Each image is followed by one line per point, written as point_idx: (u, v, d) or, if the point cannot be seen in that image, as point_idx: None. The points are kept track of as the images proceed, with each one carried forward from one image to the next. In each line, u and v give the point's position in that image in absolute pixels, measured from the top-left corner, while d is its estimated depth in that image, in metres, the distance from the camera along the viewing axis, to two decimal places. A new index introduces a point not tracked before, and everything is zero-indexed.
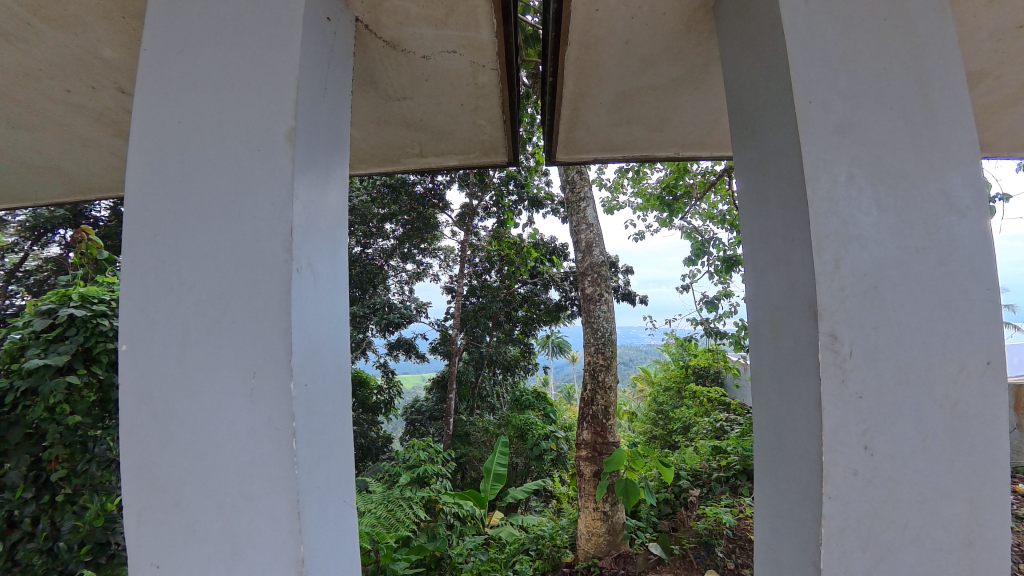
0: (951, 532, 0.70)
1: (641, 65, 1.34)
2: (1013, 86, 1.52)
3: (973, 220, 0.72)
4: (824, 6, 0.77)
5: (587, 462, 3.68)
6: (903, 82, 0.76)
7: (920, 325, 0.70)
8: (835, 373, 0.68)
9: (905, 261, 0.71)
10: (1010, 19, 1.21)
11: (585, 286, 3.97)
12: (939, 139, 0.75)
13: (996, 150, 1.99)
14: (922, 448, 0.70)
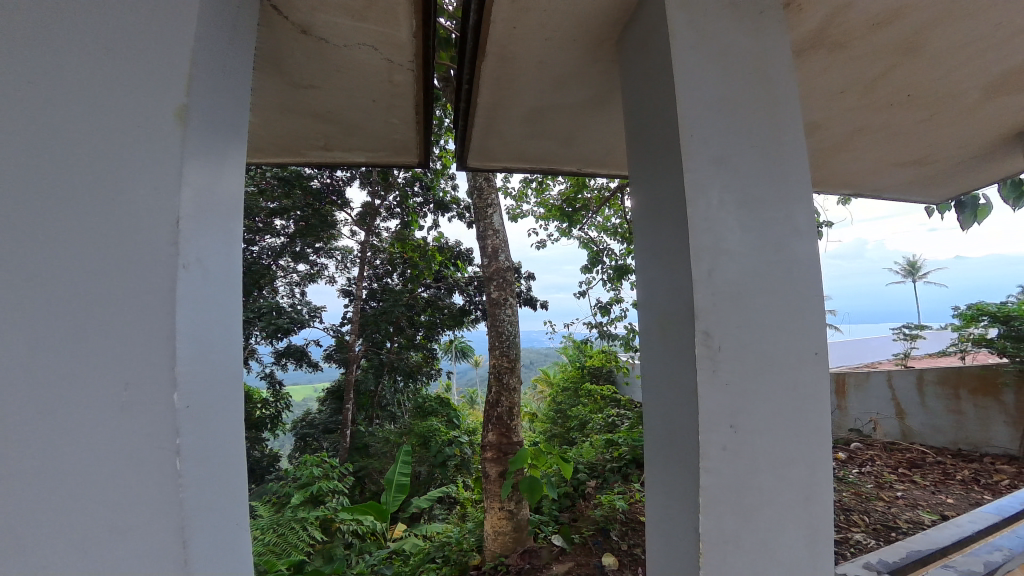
0: (794, 489, 0.87)
1: (553, 85, 1.42)
2: (836, 136, 1.92)
3: (811, 240, 0.91)
4: (703, 56, 0.92)
5: (492, 463, 3.75)
6: (763, 126, 0.93)
7: (774, 326, 0.86)
8: (708, 365, 0.80)
9: (764, 272, 0.86)
10: (835, 84, 1.53)
11: (490, 291, 4.03)
12: (790, 173, 0.92)
13: (822, 185, 2.49)
14: (773, 427, 0.85)
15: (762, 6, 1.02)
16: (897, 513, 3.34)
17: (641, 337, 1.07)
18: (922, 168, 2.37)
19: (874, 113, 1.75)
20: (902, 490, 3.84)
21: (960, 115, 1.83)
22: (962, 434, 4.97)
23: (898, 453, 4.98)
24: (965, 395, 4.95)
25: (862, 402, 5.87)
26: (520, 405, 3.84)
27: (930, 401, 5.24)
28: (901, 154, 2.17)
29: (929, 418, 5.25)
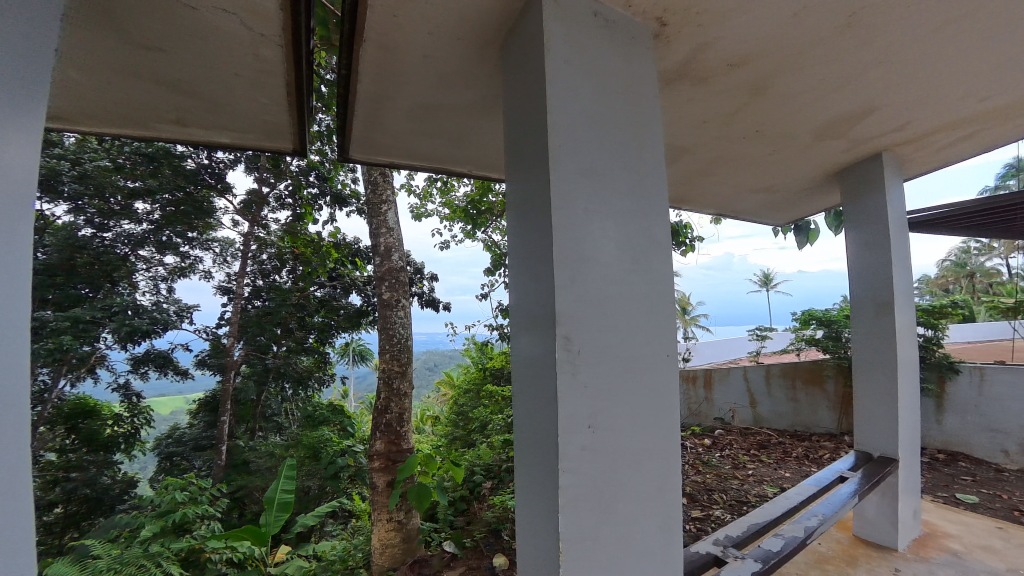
0: (647, 481, 0.93)
1: (440, 82, 1.39)
2: (698, 161, 2.17)
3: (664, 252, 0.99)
4: (576, 72, 0.95)
5: (380, 474, 3.58)
6: (626, 143, 0.99)
7: (630, 329, 0.91)
8: (566, 368, 0.83)
9: (622, 278, 0.92)
10: (696, 114, 1.71)
11: (382, 291, 3.86)
12: (649, 189, 1.00)
13: (688, 203, 2.80)
14: (628, 424, 0.90)
15: (632, 33, 1.09)
16: (749, 488, 3.87)
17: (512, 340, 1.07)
18: (769, 195, 2.78)
19: (728, 144, 2.00)
20: (753, 468, 4.46)
21: (794, 153, 2.18)
22: (797, 418, 5.96)
23: (751, 436, 5.78)
24: (800, 385, 5.94)
25: (725, 393, 6.73)
26: (411, 411, 3.76)
27: (775, 391, 6.21)
28: (752, 182, 2.52)
29: (774, 406, 6.21)
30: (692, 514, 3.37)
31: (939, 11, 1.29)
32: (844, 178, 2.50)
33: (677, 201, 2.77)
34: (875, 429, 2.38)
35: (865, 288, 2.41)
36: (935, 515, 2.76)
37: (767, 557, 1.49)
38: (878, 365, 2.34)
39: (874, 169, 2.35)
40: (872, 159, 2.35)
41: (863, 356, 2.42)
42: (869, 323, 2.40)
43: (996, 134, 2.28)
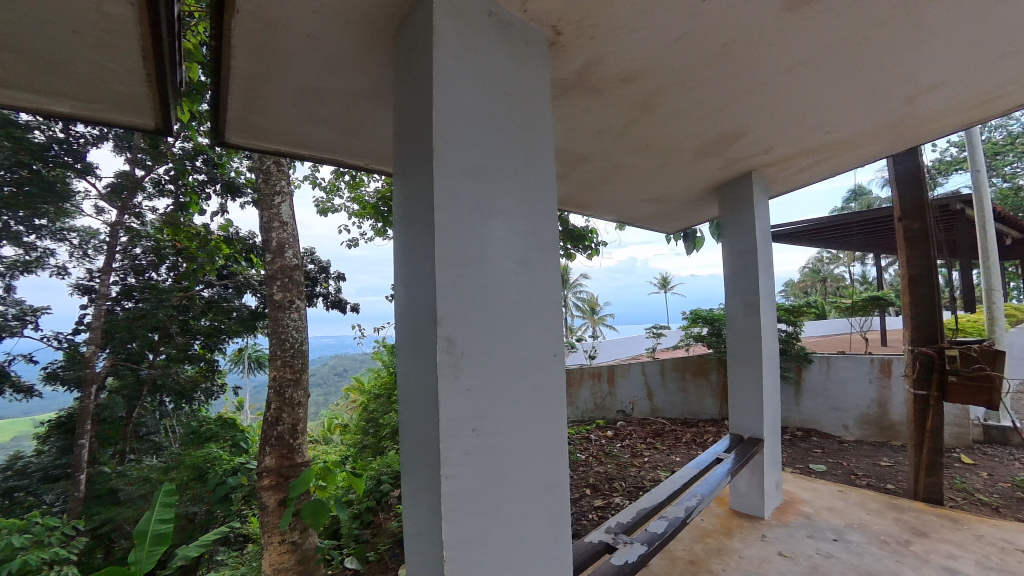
0: (534, 480, 0.93)
1: (328, 66, 1.28)
2: (597, 169, 2.28)
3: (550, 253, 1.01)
4: (466, 68, 0.93)
5: (271, 492, 3.25)
6: (516, 143, 0.99)
7: (515, 329, 0.91)
8: (448, 372, 0.80)
9: (507, 279, 0.91)
10: (592, 124, 1.79)
11: (273, 291, 3.54)
12: (539, 189, 1.01)
13: (591, 208, 2.95)
14: (516, 424, 0.90)
15: (528, 37, 1.09)
16: (645, 474, 4.18)
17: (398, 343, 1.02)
18: (660, 205, 3.03)
19: (622, 155, 2.13)
20: (649, 455, 4.83)
21: (680, 167, 2.39)
22: (686, 407, 6.63)
23: (648, 425, 6.26)
24: (689, 377, 6.63)
25: (626, 387, 7.18)
26: (306, 421, 3.49)
27: (669, 383, 6.81)
28: (646, 192, 2.72)
29: (668, 397, 6.80)
30: (594, 504, 3.54)
31: (792, 51, 1.48)
32: (722, 191, 2.80)
33: (580, 206, 2.91)
34: (745, 414, 2.69)
35: (737, 289, 2.72)
36: (793, 484, 3.20)
37: (651, 540, 1.60)
38: (747, 357, 2.65)
39: (745, 184, 2.66)
40: (744, 176, 2.66)
41: (736, 351, 2.72)
42: (740, 321, 2.71)
43: (837, 161, 2.70)
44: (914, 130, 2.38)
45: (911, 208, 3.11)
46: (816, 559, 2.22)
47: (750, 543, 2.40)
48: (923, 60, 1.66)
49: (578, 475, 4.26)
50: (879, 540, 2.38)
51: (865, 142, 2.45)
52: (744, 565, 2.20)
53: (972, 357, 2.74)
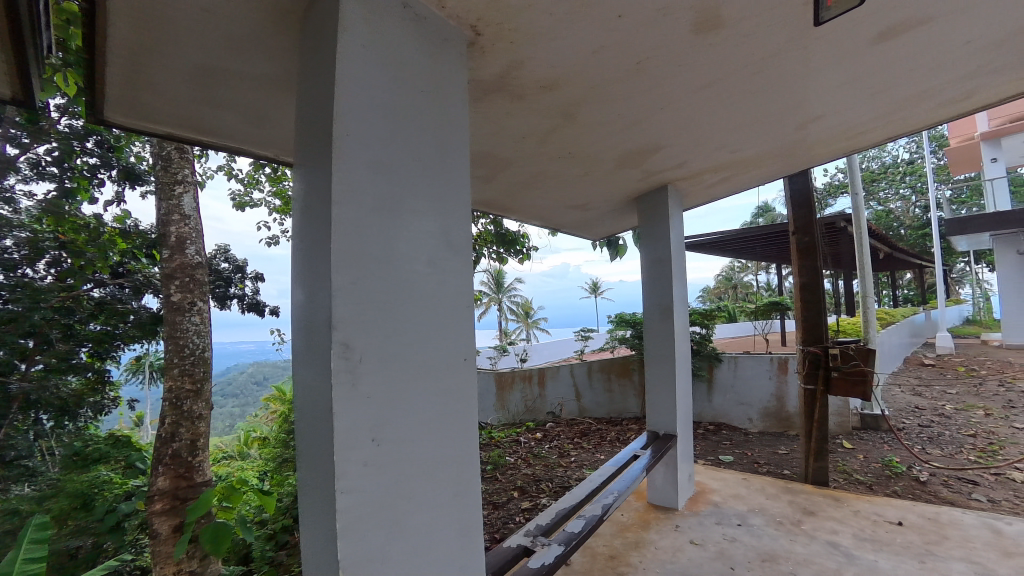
0: (443, 491, 0.90)
1: (224, 44, 1.16)
2: (523, 174, 2.31)
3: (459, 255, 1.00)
4: (374, 58, 0.89)
5: (163, 518, 2.97)
6: (427, 141, 0.96)
7: (421, 334, 0.88)
8: (345, 379, 0.76)
9: (413, 281, 0.88)
10: (517, 129, 1.81)
11: (170, 291, 3.20)
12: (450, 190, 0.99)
13: (520, 212, 2.98)
14: (422, 431, 0.87)
15: (446, 34, 1.07)
16: (571, 473, 4.29)
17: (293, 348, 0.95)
18: (585, 212, 3.14)
19: (547, 161, 2.17)
20: (576, 454, 4.97)
21: (603, 176, 2.49)
22: (611, 406, 6.91)
23: (576, 425, 6.44)
24: (614, 377, 6.92)
25: (555, 388, 7.34)
26: (207, 436, 3.22)
27: (595, 384, 7.07)
28: (571, 199, 2.80)
29: (595, 397, 7.06)
30: (521, 506, 3.57)
31: (699, 73, 1.60)
32: (642, 202, 2.96)
33: (508, 210, 2.92)
34: (661, 412, 2.85)
35: (654, 294, 2.88)
36: (704, 475, 3.44)
37: (567, 540, 1.63)
38: (663, 358, 2.81)
39: (662, 196, 2.83)
40: (661, 187, 2.83)
41: (654, 352, 2.87)
42: (657, 323, 2.88)
43: (741, 178, 2.97)
44: (803, 154, 2.68)
45: (802, 224, 3.50)
46: (722, 544, 2.39)
47: (665, 534, 2.53)
48: (809, 91, 1.86)
49: (506, 479, 4.28)
50: (775, 522, 2.62)
51: (764, 163, 2.71)
52: (659, 556, 2.31)
53: (851, 355, 3.16)
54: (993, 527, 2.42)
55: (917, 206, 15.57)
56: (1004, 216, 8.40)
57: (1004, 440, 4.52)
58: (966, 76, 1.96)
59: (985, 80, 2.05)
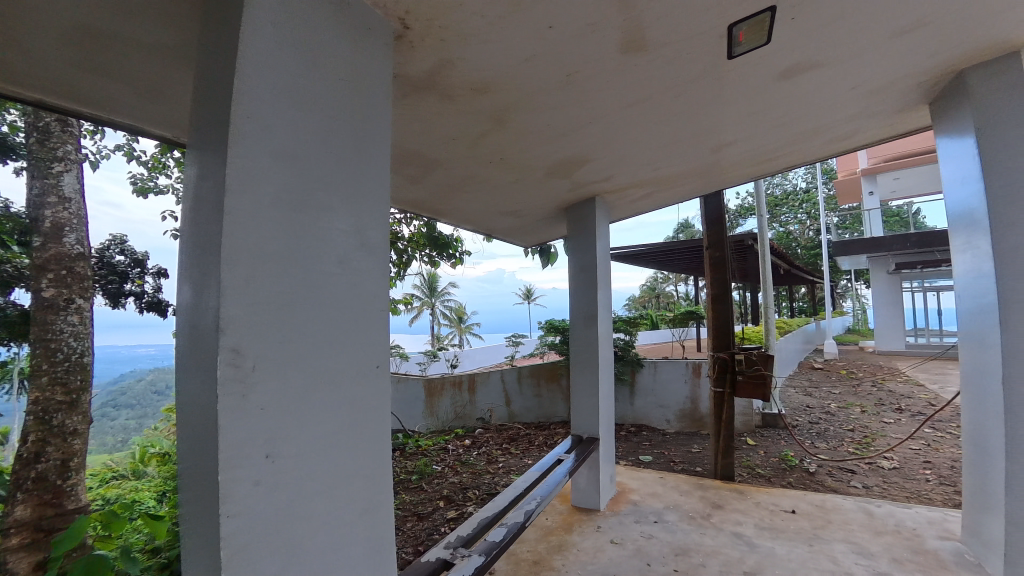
0: (350, 508, 0.85)
1: (109, 3, 1.02)
2: (454, 176, 2.28)
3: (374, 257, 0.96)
4: (286, 39, 0.82)
5: (24, 553, 2.55)
6: (343, 136, 0.91)
7: (327, 339, 0.83)
8: (234, 389, 0.69)
9: (321, 282, 0.83)
10: (448, 130, 1.78)
11: (43, 286, 2.81)
12: (366, 189, 0.95)
13: (451, 215, 2.95)
14: (326, 444, 0.82)
15: (370, 23, 1.02)
16: (498, 480, 4.29)
17: (178, 351, 0.85)
18: (516, 219, 3.18)
19: (479, 165, 2.16)
20: (503, 460, 4.99)
21: (534, 184, 2.53)
22: (540, 410, 7.02)
23: (505, 431, 6.47)
24: (542, 383, 7.03)
25: (485, 394, 7.36)
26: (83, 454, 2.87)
27: (525, 389, 7.15)
28: (502, 205, 2.82)
29: (525, 402, 7.13)
30: (446, 516, 3.50)
31: (626, 92, 1.68)
32: (571, 211, 3.05)
33: (438, 212, 2.88)
34: (585, 415, 2.94)
35: (581, 301, 2.98)
36: (625, 475, 3.59)
37: (488, 550, 1.63)
38: (588, 363, 2.91)
39: (590, 207, 2.94)
40: (589, 199, 2.94)
41: (579, 358, 2.95)
42: (582, 330, 2.97)
43: (662, 195, 3.17)
44: (716, 176, 2.92)
45: (714, 240, 3.80)
46: (639, 542, 2.50)
47: (587, 535, 2.60)
48: (720, 119, 2.04)
49: (432, 488, 4.18)
50: (687, 517, 2.80)
51: (682, 182, 2.92)
52: (581, 558, 2.36)
53: (754, 359, 3.45)
54: (866, 510, 2.76)
55: (811, 229, 17.61)
56: (877, 241, 9.74)
57: (875, 434, 5.20)
58: (847, 118, 2.26)
59: (862, 122, 2.36)
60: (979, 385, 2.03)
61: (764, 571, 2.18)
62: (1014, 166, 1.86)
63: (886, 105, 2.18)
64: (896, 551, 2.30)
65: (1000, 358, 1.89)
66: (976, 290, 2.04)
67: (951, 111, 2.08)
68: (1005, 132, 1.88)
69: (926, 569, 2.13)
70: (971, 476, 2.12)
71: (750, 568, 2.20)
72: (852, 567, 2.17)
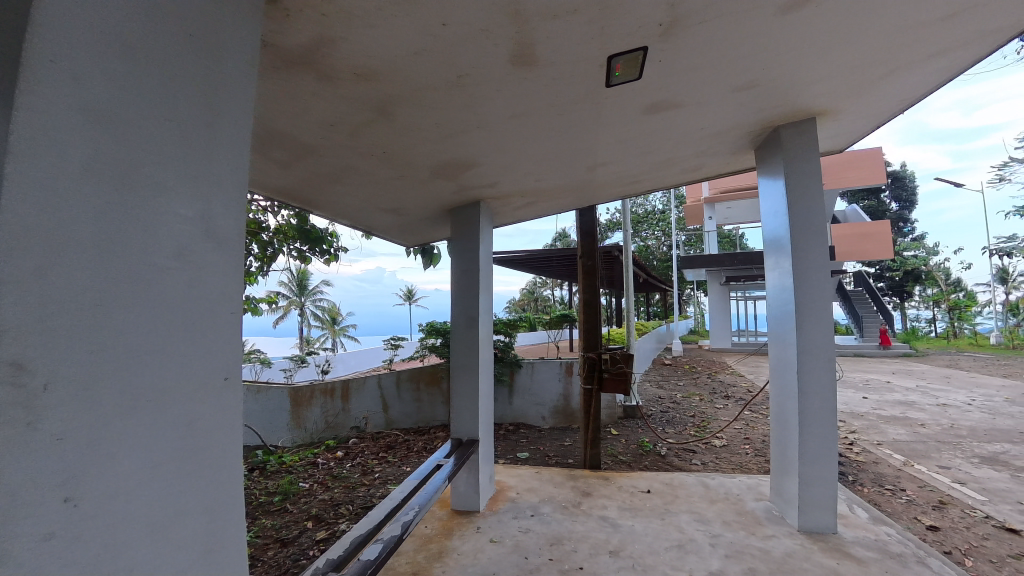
0: (187, 549, 0.74)
1: None
2: (329, 165, 2.10)
3: (216, 253, 0.84)
4: None
5: None
6: (181, 106, 0.77)
7: (151, 347, 0.70)
8: (14, 416, 0.52)
9: (146, 279, 0.69)
10: (324, 114, 1.63)
11: None
12: (207, 173, 0.83)
13: (324, 207, 2.71)
14: (149, 477, 0.68)
15: None
16: (373, 491, 4.06)
17: None
18: (398, 216, 3.05)
19: (357, 156, 2.03)
20: (380, 470, 4.74)
21: (417, 183, 2.46)
22: (419, 416, 6.80)
23: (381, 439, 6.16)
24: (422, 387, 6.84)
25: (360, 401, 6.96)
26: None
27: (404, 395, 6.87)
28: (381, 201, 2.68)
29: (403, 407, 6.86)
30: (315, 538, 3.19)
31: (514, 103, 1.73)
32: (455, 214, 3.04)
33: (308, 202, 2.61)
34: (466, 418, 2.93)
35: (462, 304, 2.99)
36: (503, 474, 3.68)
37: (362, 570, 1.52)
38: (468, 366, 2.92)
39: (474, 211, 2.97)
40: (473, 203, 2.97)
41: (461, 360, 2.95)
42: (463, 332, 2.97)
43: (543, 205, 3.34)
44: (589, 192, 3.18)
45: (587, 250, 4.14)
46: (517, 537, 2.58)
47: (467, 538, 2.59)
48: (593, 141, 2.23)
49: (297, 509, 3.77)
50: (561, 508, 2.97)
51: (560, 194, 3.12)
52: (461, 562, 2.34)
53: (617, 359, 3.84)
54: (704, 483, 3.25)
55: (665, 244, 20.25)
56: (712, 258, 11.60)
57: (709, 418, 6.17)
58: (693, 154, 2.65)
59: (705, 158, 2.79)
60: (781, 375, 2.54)
61: (626, 547, 2.41)
62: (806, 203, 2.39)
63: (724, 146, 2.61)
64: (725, 514, 2.74)
65: (796, 353, 2.39)
66: (781, 299, 2.55)
67: (769, 157, 2.58)
68: (801, 178, 2.40)
69: (745, 527, 2.57)
70: (776, 448, 2.64)
71: (615, 547, 2.42)
72: (694, 533, 2.53)
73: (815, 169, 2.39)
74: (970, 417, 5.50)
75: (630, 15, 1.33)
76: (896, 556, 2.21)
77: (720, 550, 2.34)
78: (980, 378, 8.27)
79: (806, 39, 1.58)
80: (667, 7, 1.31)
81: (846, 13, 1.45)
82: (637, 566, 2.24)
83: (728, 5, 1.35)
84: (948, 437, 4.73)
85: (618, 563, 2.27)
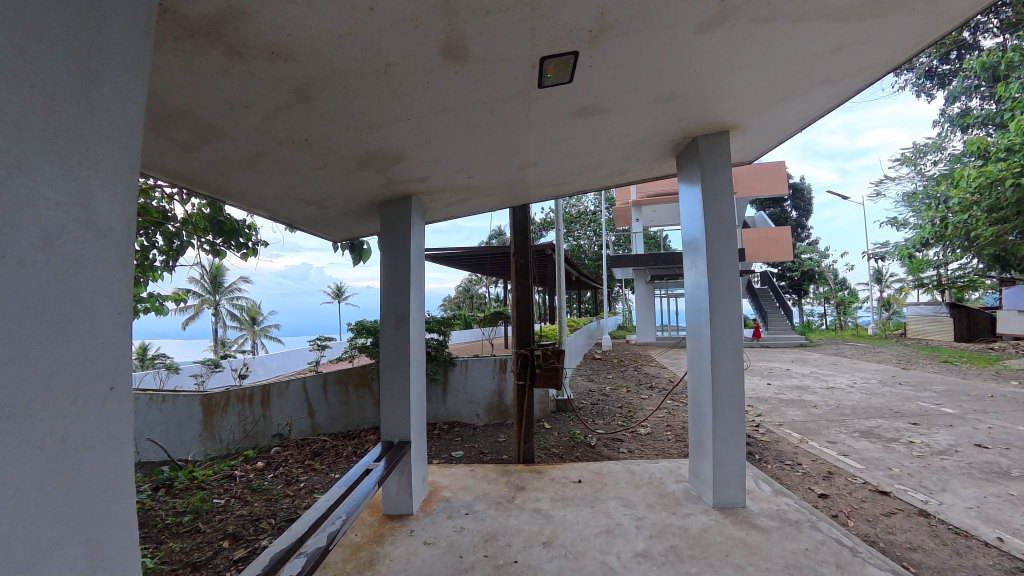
0: None
1: None
2: (241, 151, 1.93)
3: (94, 245, 0.73)
4: None
5: None
6: (46, 73, 0.67)
7: (13, 354, 0.60)
8: None
9: (8, 276, 0.60)
10: (233, 94, 1.49)
11: None
12: (77, 151, 0.72)
13: (234, 196, 2.49)
14: (11, 509, 0.58)
15: None
16: (299, 503, 3.81)
17: None
18: (320, 209, 2.88)
19: (272, 143, 1.88)
20: (305, 480, 4.45)
21: (342, 174, 2.34)
22: (347, 419, 6.48)
23: (307, 446, 5.81)
24: (351, 389, 6.50)
25: (281, 407, 6.51)
26: None
27: (331, 398, 6.50)
28: (302, 192, 2.51)
29: (329, 411, 6.49)
30: (233, 557, 2.94)
31: (446, 97, 1.71)
32: (384, 209, 2.93)
33: (216, 190, 2.38)
34: (397, 419, 2.85)
35: (392, 302, 2.89)
36: (436, 474, 3.62)
37: None
38: (399, 366, 2.83)
39: (405, 207, 2.89)
40: (404, 197, 2.88)
41: (392, 360, 2.85)
42: (392, 331, 2.88)
43: (475, 202, 3.31)
44: (521, 191, 3.22)
45: (520, 248, 4.19)
46: (451, 537, 2.55)
47: (399, 543, 2.52)
48: (524, 141, 2.26)
49: (211, 529, 3.44)
50: (494, 504, 2.98)
51: (492, 192, 3.12)
52: (392, 567, 2.28)
53: (549, 354, 3.93)
54: (630, 470, 3.43)
55: (596, 244, 21.06)
56: (638, 258, 12.25)
57: (635, 408, 6.53)
58: (619, 158, 2.77)
59: (630, 164, 2.94)
60: (697, 366, 2.75)
61: (559, 537, 2.48)
62: (720, 208, 2.60)
63: (647, 152, 2.77)
64: (648, 497, 2.91)
65: (709, 346, 2.60)
66: (697, 297, 2.76)
67: (688, 165, 2.77)
68: (715, 185, 2.60)
69: (666, 507, 2.76)
70: (693, 433, 2.86)
71: (548, 538, 2.48)
72: (621, 518, 2.66)
73: (727, 178, 2.60)
74: (852, 398, 6.32)
75: (562, 18, 1.36)
76: (794, 523, 2.49)
77: (645, 531, 2.49)
78: (859, 364, 9.54)
79: (717, 59, 1.72)
80: (596, 15, 1.36)
81: (752, 38, 1.60)
82: (569, 554, 2.31)
83: (652, 19, 1.42)
84: (834, 416, 5.39)
85: (551, 553, 2.33)
